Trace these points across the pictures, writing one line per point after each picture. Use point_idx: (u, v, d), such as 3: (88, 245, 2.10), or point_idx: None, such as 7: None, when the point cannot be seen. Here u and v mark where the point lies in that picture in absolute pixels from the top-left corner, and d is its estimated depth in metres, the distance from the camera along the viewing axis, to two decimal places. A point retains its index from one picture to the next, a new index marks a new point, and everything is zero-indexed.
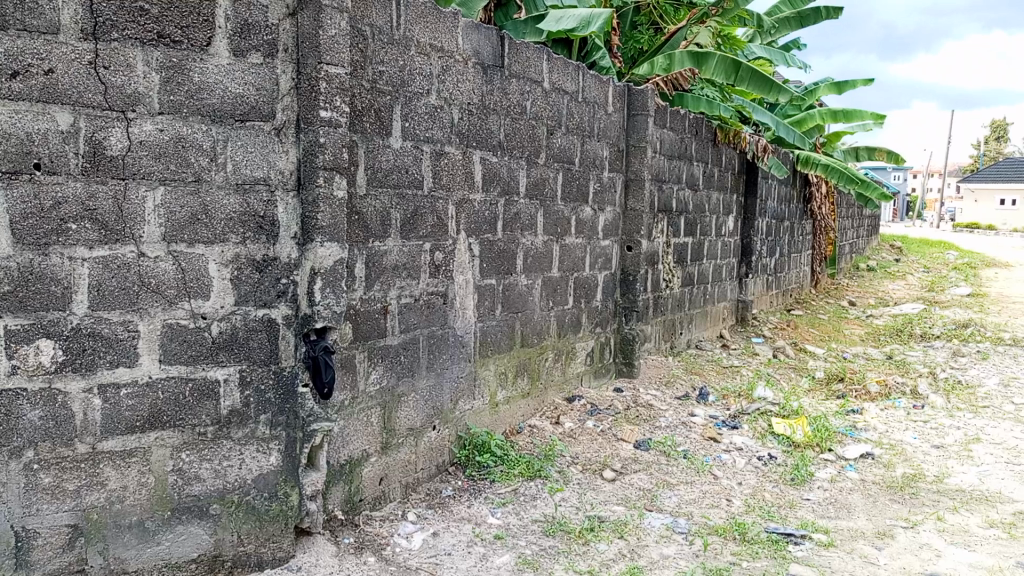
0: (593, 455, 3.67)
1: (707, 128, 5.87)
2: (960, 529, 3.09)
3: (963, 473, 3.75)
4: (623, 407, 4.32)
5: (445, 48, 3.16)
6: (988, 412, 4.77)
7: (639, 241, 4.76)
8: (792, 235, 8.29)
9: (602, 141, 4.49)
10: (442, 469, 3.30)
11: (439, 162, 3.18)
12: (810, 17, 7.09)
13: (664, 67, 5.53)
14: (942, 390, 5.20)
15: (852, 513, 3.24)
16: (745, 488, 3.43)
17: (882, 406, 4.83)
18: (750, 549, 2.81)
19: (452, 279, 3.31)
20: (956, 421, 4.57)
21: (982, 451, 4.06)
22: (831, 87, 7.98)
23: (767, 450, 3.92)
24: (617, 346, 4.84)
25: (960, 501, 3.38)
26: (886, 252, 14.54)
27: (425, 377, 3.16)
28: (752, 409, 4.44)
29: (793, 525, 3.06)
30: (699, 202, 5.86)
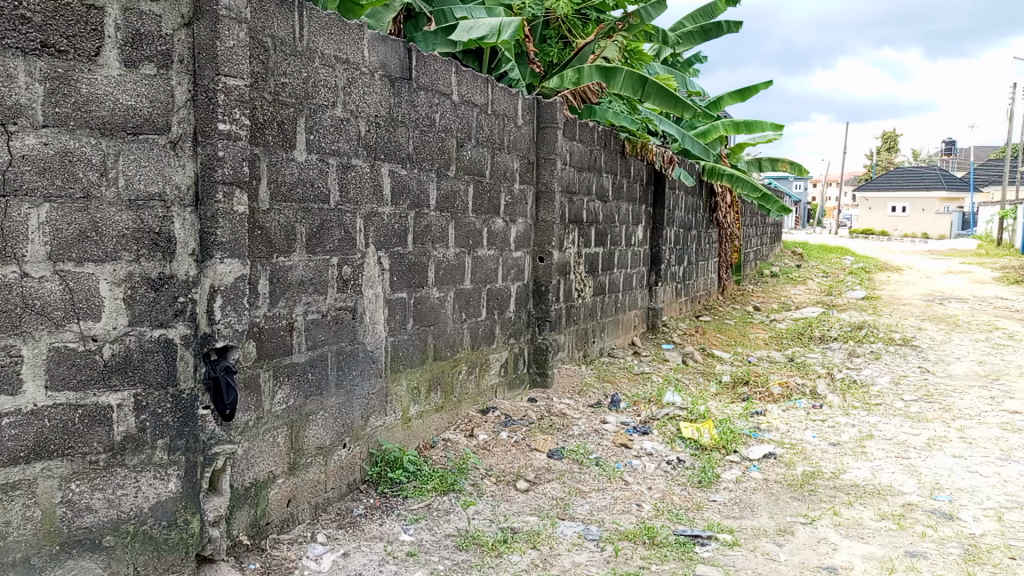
0: (507, 466, 3.69)
1: (615, 139, 6.00)
2: (854, 523, 3.25)
3: (858, 469, 3.95)
4: (537, 417, 4.35)
5: (351, 60, 3.13)
6: (880, 410, 5.04)
7: (551, 252, 4.82)
8: (700, 243, 8.55)
9: (513, 153, 4.53)
10: (352, 487, 3.25)
11: (345, 175, 3.13)
12: (712, 31, 7.36)
13: (574, 81, 5.65)
14: (839, 390, 5.47)
15: (755, 512, 3.36)
16: (654, 492, 3.51)
17: (783, 407, 5.04)
18: (658, 553, 2.88)
19: (361, 293, 3.27)
20: (852, 419, 4.80)
21: (874, 447, 4.28)
22: (733, 99, 8.29)
23: (676, 454, 4.02)
24: (531, 356, 4.87)
25: (854, 496, 3.56)
26: (789, 258, 15.16)
27: (334, 394, 3.11)
28: (661, 414, 4.56)
29: (699, 527, 3.15)
30: (609, 213, 5.98)
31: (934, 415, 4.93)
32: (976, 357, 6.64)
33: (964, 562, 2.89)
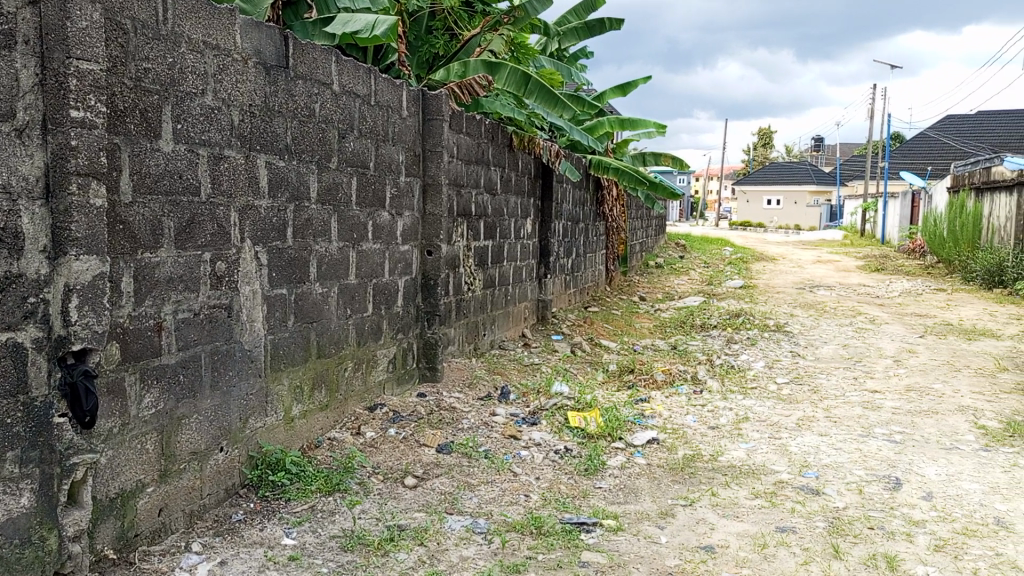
0: (394, 463, 3.64)
1: (502, 132, 6.01)
2: (731, 503, 3.40)
3: (735, 450, 4.13)
4: (426, 412, 4.32)
5: (221, 46, 2.98)
6: (755, 393, 5.30)
7: (439, 245, 4.78)
8: (587, 236, 8.72)
9: (398, 145, 4.46)
10: (231, 492, 3.11)
11: (217, 167, 2.99)
12: (596, 28, 7.48)
13: (460, 74, 5.66)
14: (718, 375, 5.71)
15: (638, 496, 3.46)
16: (542, 482, 3.55)
17: (667, 393, 5.22)
18: (545, 542, 2.91)
19: (237, 290, 3.14)
20: (729, 403, 5.03)
21: (749, 429, 4.50)
22: (617, 94, 8.51)
23: (564, 443, 4.09)
24: (420, 351, 4.81)
25: (731, 476, 3.73)
26: (673, 249, 15.72)
27: (209, 396, 2.97)
28: (549, 405, 4.62)
29: (585, 514, 3.21)
30: (497, 206, 6.00)
31: (804, 397, 5.23)
32: (841, 341, 7.09)
33: (829, 534, 3.07)
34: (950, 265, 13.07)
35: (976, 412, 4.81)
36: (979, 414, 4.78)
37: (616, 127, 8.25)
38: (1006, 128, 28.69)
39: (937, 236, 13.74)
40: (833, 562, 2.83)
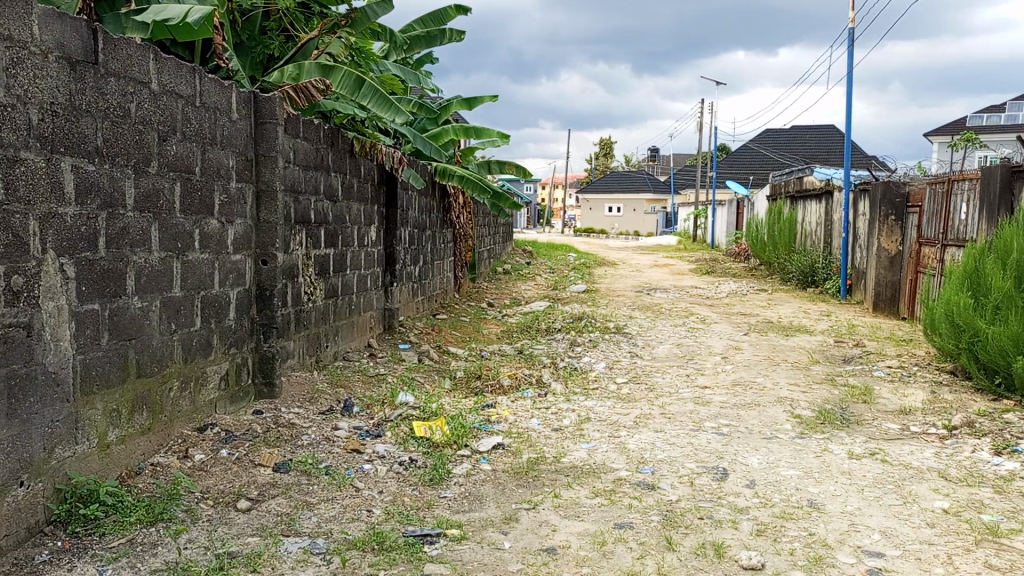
0: (226, 486, 3.43)
1: (342, 138, 5.83)
2: (572, 503, 3.47)
3: (576, 451, 4.23)
4: (263, 430, 4.12)
5: (14, 37, 2.68)
6: (597, 394, 5.47)
7: (275, 255, 4.57)
8: (434, 243, 8.68)
9: (227, 149, 4.22)
10: (34, 531, 2.80)
11: (11, 170, 2.68)
12: (436, 38, 7.54)
13: (294, 77, 5.47)
14: (562, 378, 5.85)
15: (483, 503, 3.46)
16: (385, 496, 3.47)
17: (513, 398, 5.28)
18: (386, 557, 2.84)
19: (38, 307, 2.83)
20: (572, 405, 5.16)
21: (591, 429, 4.63)
22: (462, 104, 8.55)
23: (408, 454, 4.02)
24: (255, 366, 4.58)
25: (573, 477, 3.81)
26: (520, 256, 16.02)
27: (5, 426, 2.66)
28: (394, 416, 4.54)
29: (429, 525, 3.16)
30: (338, 213, 5.83)
31: (641, 395, 5.45)
32: (675, 341, 7.48)
33: (663, 527, 3.20)
34: (770, 267, 14.18)
35: (793, 403, 5.21)
36: (794, 404, 5.19)
37: (461, 136, 8.25)
38: (815, 142, 31.59)
39: (759, 241, 14.87)
40: (666, 554, 2.95)
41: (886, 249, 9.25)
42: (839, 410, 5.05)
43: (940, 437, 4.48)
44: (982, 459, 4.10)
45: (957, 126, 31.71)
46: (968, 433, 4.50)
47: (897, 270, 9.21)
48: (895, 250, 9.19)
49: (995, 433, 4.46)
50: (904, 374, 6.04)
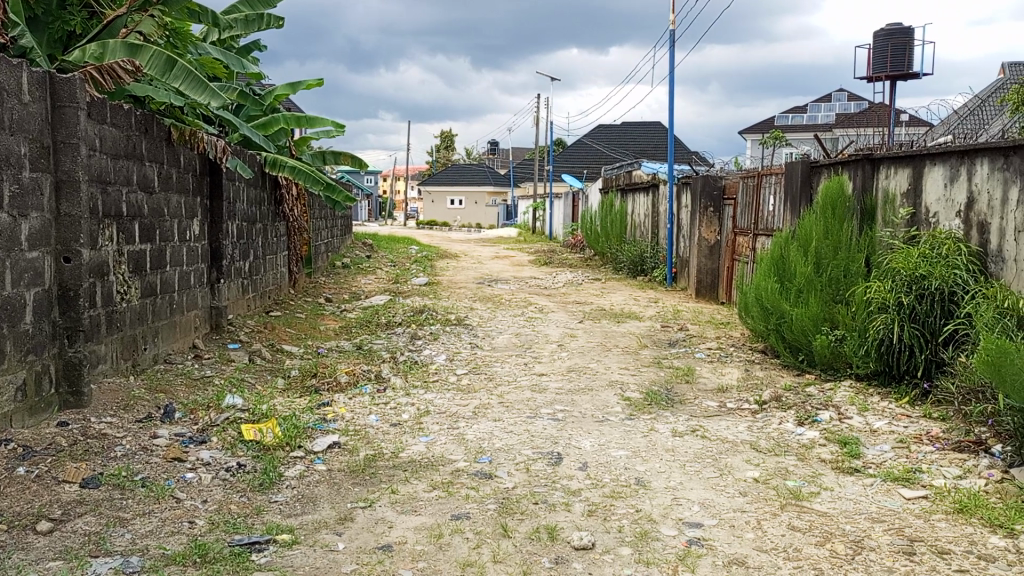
0: (23, 508, 3.10)
1: (157, 125, 5.43)
2: (409, 498, 3.43)
3: (414, 445, 4.20)
4: (68, 443, 3.76)
5: None
6: (436, 386, 5.46)
7: (79, 252, 4.17)
8: (265, 237, 8.30)
9: (18, 135, 3.80)
10: None
11: None
12: (256, 22, 7.30)
13: (97, 56, 5.03)
14: (401, 372, 5.78)
15: (316, 505, 3.35)
16: (209, 505, 3.27)
17: (350, 395, 5.16)
18: (210, 570, 2.68)
19: None
20: (410, 399, 5.12)
21: (429, 422, 4.61)
22: (290, 91, 8.24)
23: (236, 459, 3.82)
24: (59, 373, 4.16)
25: (411, 471, 3.78)
26: (359, 249, 15.71)
27: None
28: (221, 420, 4.30)
29: (257, 533, 3.02)
30: (155, 206, 5.42)
31: (479, 385, 5.51)
32: (514, 330, 7.62)
33: (499, 515, 3.24)
34: (603, 258, 14.79)
35: (622, 386, 5.46)
36: (624, 387, 5.43)
37: (291, 125, 7.96)
38: (644, 138, 33.28)
39: (593, 233, 15.47)
40: (502, 541, 2.99)
41: (706, 239, 9.92)
42: (665, 391, 5.35)
43: (753, 412, 4.86)
44: (787, 429, 4.48)
45: (767, 125, 34.53)
46: (776, 407, 4.91)
47: (716, 258, 9.89)
48: (714, 240, 9.88)
49: (798, 405, 4.90)
50: (722, 354, 6.50)
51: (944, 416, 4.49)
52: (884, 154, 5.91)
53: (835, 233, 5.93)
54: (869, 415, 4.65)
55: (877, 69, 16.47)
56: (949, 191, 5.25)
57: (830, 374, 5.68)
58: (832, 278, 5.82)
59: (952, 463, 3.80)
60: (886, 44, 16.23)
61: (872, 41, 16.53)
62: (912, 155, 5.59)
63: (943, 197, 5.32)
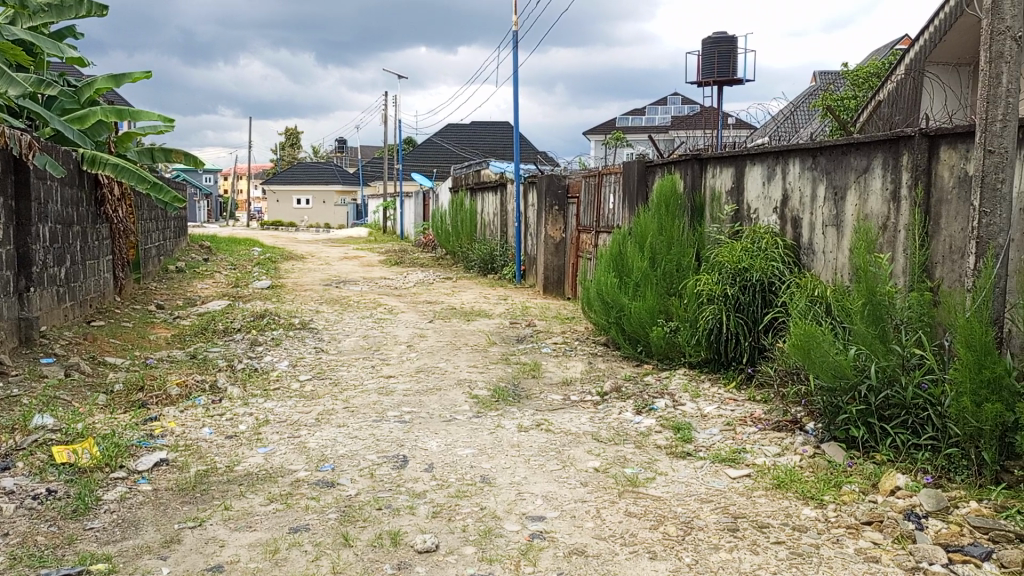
0: None
1: None
2: (243, 513, 3.26)
3: (251, 457, 4.00)
4: None
5: None
6: (277, 394, 5.24)
7: None
8: (85, 240, 7.64)
9: None
10: None
11: None
12: (71, 8, 6.71)
13: None
14: (239, 381, 5.49)
15: (139, 528, 3.11)
16: (11, 539, 2.95)
17: (181, 407, 4.84)
18: None
19: None
20: (249, 408, 4.87)
21: (268, 432, 4.40)
22: (110, 82, 7.63)
23: (46, 485, 3.47)
24: None
25: (247, 485, 3.59)
26: (195, 252, 14.82)
27: None
28: (28, 443, 3.89)
29: (68, 564, 2.75)
30: None
31: (324, 391, 5.33)
32: (361, 332, 7.45)
33: (339, 524, 3.14)
34: (454, 257, 14.82)
35: (470, 384, 5.47)
36: (472, 385, 5.45)
37: (112, 119, 7.37)
38: (494, 137, 33.68)
39: (444, 231, 15.47)
40: (342, 551, 2.90)
41: (552, 237, 10.17)
42: (512, 387, 5.41)
43: (595, 403, 5.01)
44: (626, 418, 4.67)
45: (609, 126, 35.92)
46: (616, 397, 5.09)
47: (562, 255, 10.16)
48: (560, 237, 10.14)
49: (637, 394, 5.11)
50: (567, 348, 6.67)
51: (766, 398, 4.84)
52: (710, 156, 6.38)
53: (668, 229, 6.26)
54: (700, 400, 4.93)
55: (705, 75, 17.54)
56: (766, 189, 5.70)
57: (666, 363, 5.96)
58: (666, 272, 6.13)
59: (772, 442, 4.09)
60: (711, 52, 17.30)
61: (701, 48, 17.58)
62: (734, 156, 6.04)
63: (761, 194, 5.77)
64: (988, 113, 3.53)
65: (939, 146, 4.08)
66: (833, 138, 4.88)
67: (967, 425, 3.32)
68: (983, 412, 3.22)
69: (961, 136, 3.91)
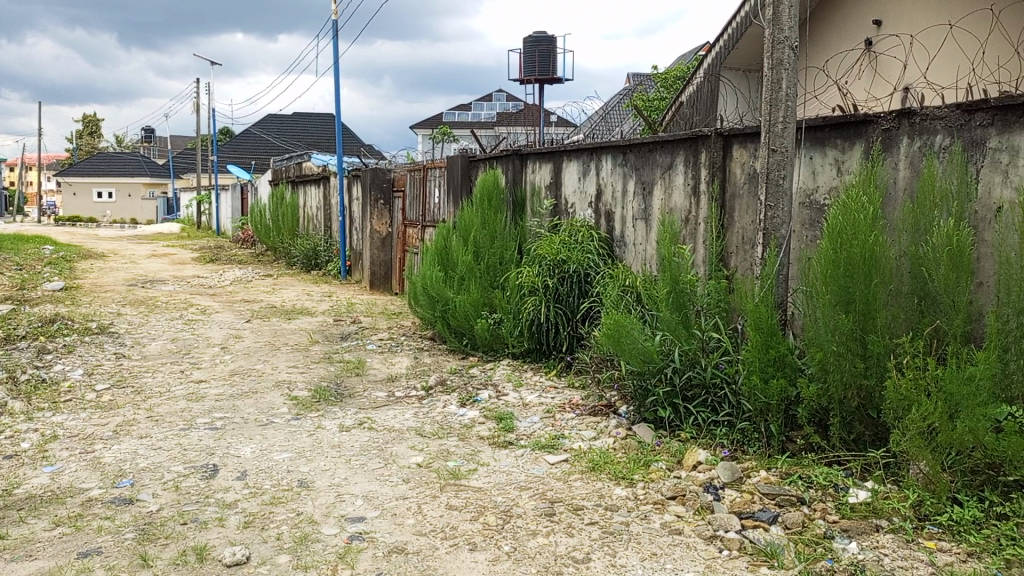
0: None
1: None
2: (23, 542, 2.92)
3: (35, 477, 3.59)
4: None
5: None
6: (68, 406, 4.75)
7: None
8: None
9: None
10: None
11: None
12: None
13: None
14: (22, 394, 4.92)
15: None
16: None
17: None
18: None
19: None
20: (33, 424, 4.38)
21: (56, 449, 3.98)
22: None
23: None
24: None
25: (28, 509, 3.22)
26: None
27: None
28: None
29: None
30: None
31: (124, 400, 4.90)
32: (169, 335, 6.93)
33: (138, 544, 2.90)
34: (275, 253, 14.20)
35: (289, 385, 5.25)
36: (291, 386, 5.23)
37: None
38: (317, 130, 32.64)
39: (263, 227, 14.78)
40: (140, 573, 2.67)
41: (378, 231, 9.99)
42: (334, 386, 5.25)
43: (419, 398, 4.98)
44: (450, 412, 4.67)
45: (436, 121, 35.93)
46: (440, 391, 5.09)
47: (388, 250, 10.03)
48: (386, 232, 9.99)
49: (461, 387, 5.14)
50: (392, 344, 6.58)
51: (583, 384, 5.03)
52: (529, 151, 6.55)
53: (490, 223, 6.35)
54: (523, 390, 5.04)
55: (527, 73, 17.96)
56: (582, 185, 5.93)
57: (490, 355, 6.03)
58: (489, 265, 6.20)
59: (588, 426, 4.26)
60: (532, 50, 17.74)
61: (522, 46, 17.97)
62: (552, 152, 6.24)
63: (577, 189, 6.00)
64: (772, 115, 3.87)
65: (732, 145, 4.41)
66: (641, 136, 5.16)
67: (758, 401, 3.61)
68: (771, 388, 3.52)
69: (750, 136, 4.25)
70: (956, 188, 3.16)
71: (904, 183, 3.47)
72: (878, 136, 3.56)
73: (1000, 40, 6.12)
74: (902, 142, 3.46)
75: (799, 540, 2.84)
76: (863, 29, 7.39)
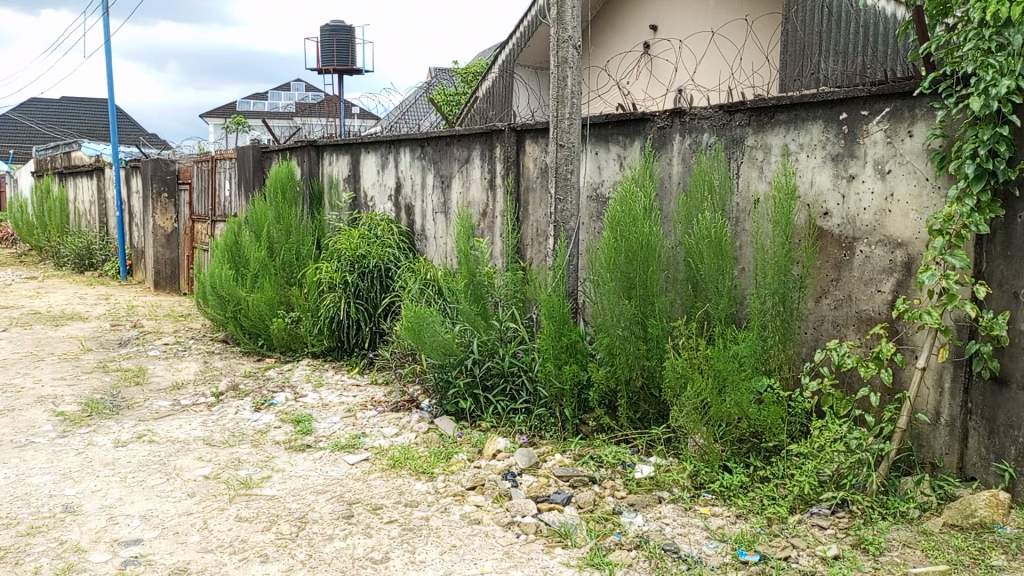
0: None
1: None
2: None
3: None
4: None
5: None
6: None
7: None
8: None
9: None
10: None
11: None
12: None
13: None
14: None
15: None
16: None
17: None
18: None
19: None
20: None
21: None
22: None
23: None
24: None
25: None
26: None
27: None
28: None
29: None
30: None
31: None
32: None
33: None
34: (41, 252, 12.69)
35: (55, 400, 4.70)
36: (57, 401, 4.68)
37: None
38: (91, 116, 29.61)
39: (25, 223, 13.14)
40: None
41: (162, 227, 9.20)
42: (108, 398, 4.77)
43: (209, 405, 4.65)
44: (243, 417, 4.40)
45: (229, 110, 33.92)
46: (232, 397, 4.79)
47: (175, 247, 9.32)
48: (171, 228, 9.23)
49: (256, 391, 4.87)
50: (178, 348, 6.10)
51: (386, 380, 4.95)
52: (325, 143, 6.34)
53: (285, 217, 6.07)
54: (322, 390, 4.86)
55: (325, 62, 17.41)
56: (381, 177, 5.83)
57: (288, 355, 5.76)
58: (285, 261, 5.92)
59: (390, 423, 4.19)
60: (330, 39, 17.24)
61: (318, 34, 17.40)
62: (348, 144, 6.09)
63: (376, 182, 5.89)
64: (559, 111, 4.00)
65: (525, 139, 4.52)
66: (438, 129, 5.15)
67: (552, 387, 3.73)
68: (564, 373, 3.65)
69: (541, 131, 4.38)
70: (720, 182, 3.45)
71: (677, 177, 3.73)
72: (654, 133, 3.80)
73: (754, 49, 6.77)
74: (675, 139, 3.71)
75: (590, 518, 2.96)
76: (641, 32, 7.88)
